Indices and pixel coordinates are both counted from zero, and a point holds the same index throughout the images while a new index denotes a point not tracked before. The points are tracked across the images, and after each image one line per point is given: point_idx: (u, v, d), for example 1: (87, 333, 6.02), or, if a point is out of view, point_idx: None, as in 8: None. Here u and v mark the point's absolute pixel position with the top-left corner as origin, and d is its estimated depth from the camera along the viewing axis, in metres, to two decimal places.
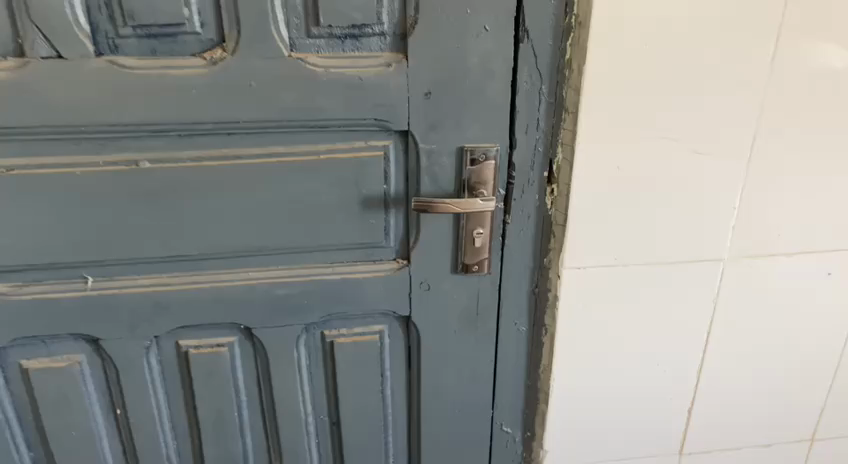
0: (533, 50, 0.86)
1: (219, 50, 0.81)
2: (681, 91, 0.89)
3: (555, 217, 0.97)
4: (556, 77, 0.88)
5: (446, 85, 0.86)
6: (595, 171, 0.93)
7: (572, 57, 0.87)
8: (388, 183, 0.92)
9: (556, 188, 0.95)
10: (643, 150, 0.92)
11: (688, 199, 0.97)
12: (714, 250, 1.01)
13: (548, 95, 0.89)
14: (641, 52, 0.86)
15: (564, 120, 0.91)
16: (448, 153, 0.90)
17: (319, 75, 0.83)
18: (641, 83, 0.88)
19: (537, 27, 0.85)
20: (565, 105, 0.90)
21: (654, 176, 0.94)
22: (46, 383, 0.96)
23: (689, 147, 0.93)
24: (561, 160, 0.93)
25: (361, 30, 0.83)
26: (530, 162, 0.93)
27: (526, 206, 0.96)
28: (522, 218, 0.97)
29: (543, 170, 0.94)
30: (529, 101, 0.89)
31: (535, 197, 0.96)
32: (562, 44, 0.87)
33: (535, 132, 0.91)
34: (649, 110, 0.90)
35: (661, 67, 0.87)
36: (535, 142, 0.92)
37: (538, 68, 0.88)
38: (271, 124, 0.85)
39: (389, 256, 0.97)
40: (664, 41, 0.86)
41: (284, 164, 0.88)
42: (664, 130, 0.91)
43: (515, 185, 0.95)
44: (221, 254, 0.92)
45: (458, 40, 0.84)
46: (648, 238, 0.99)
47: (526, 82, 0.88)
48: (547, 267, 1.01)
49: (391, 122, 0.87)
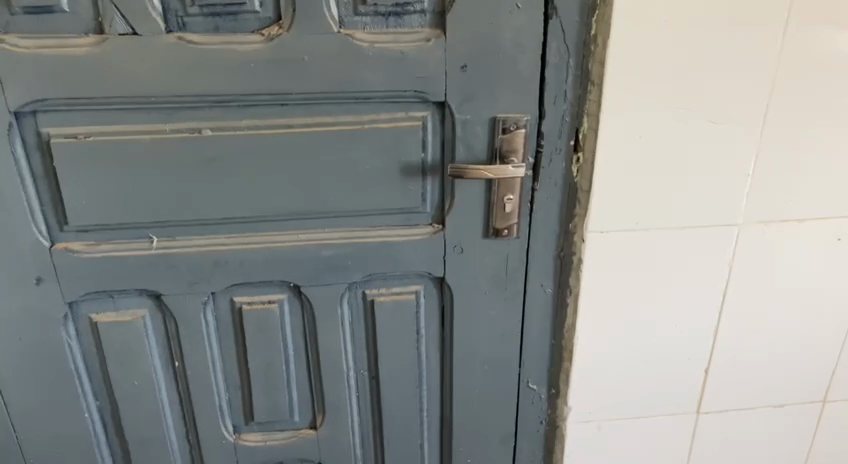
0: (562, 26, 0.94)
1: (275, 27, 0.89)
2: (699, 64, 0.96)
3: (580, 184, 1.04)
4: (583, 51, 0.95)
5: (481, 58, 0.93)
6: (619, 140, 1.00)
7: (597, 33, 0.94)
8: (426, 152, 1.00)
9: (581, 157, 1.02)
10: (663, 120, 0.99)
11: (704, 167, 1.04)
12: (729, 216, 1.08)
13: (575, 69, 0.97)
14: (661, 27, 0.93)
15: (589, 92, 0.98)
16: (482, 122, 0.98)
17: (365, 50, 0.91)
18: (662, 56, 0.95)
19: (565, 5, 0.92)
20: (590, 78, 0.97)
21: (673, 145, 1.01)
22: (113, 335, 1.05)
23: (705, 117, 1.00)
24: (587, 130, 1.00)
25: (404, 9, 0.91)
26: (558, 131, 1.00)
27: (553, 174, 1.04)
28: (550, 185, 1.05)
29: (570, 139, 1.01)
30: (557, 74, 0.97)
31: (562, 165, 1.03)
32: (588, 21, 0.94)
33: (562, 103, 0.99)
34: (668, 82, 0.97)
35: (681, 42, 0.94)
36: (562, 113, 0.99)
37: (566, 43, 0.95)
38: (321, 96, 0.93)
39: (425, 221, 1.06)
40: (683, 17, 0.92)
41: (332, 132, 0.96)
42: (682, 101, 0.98)
43: (543, 153, 1.02)
44: (273, 217, 1.01)
45: (492, 17, 0.91)
46: (667, 204, 1.06)
47: (555, 56, 0.95)
48: (572, 231, 1.08)
49: (429, 94, 0.95)
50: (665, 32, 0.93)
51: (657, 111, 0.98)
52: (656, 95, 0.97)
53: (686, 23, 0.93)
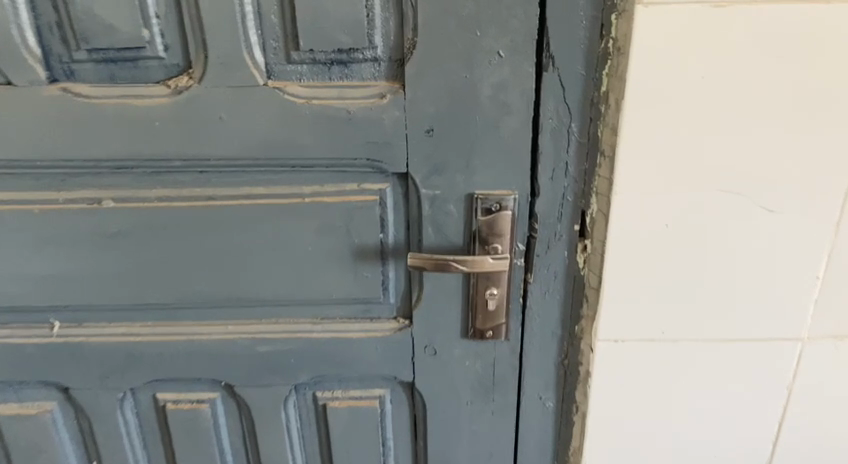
0: (561, 80, 0.70)
1: (185, 78, 0.70)
2: (748, 132, 0.71)
3: (588, 279, 0.81)
4: (589, 113, 0.72)
5: (451, 121, 0.72)
6: (637, 229, 0.76)
7: (609, 90, 0.70)
8: (384, 231, 0.78)
9: (589, 245, 0.79)
10: (697, 204, 0.75)
11: (755, 264, 0.78)
12: (789, 327, 0.82)
13: (579, 135, 0.73)
14: (694, 84, 0.68)
15: (599, 165, 0.74)
16: (456, 199, 0.76)
17: (300, 108, 0.71)
18: (695, 122, 0.70)
19: (565, 53, 0.69)
20: (600, 148, 0.73)
21: (711, 237, 0.76)
22: (15, 430, 0.89)
23: (755, 203, 0.75)
24: (595, 214, 0.77)
25: (350, 56, 0.70)
26: (557, 212, 0.78)
27: (552, 264, 0.81)
28: (548, 278, 0.81)
29: (573, 223, 0.78)
30: (555, 141, 0.74)
31: (563, 254, 0.80)
32: (596, 74, 0.70)
33: (563, 178, 0.76)
34: (706, 157, 0.72)
35: (722, 104, 0.70)
36: (563, 190, 0.76)
37: (567, 102, 0.71)
38: (247, 163, 0.74)
39: (388, 314, 0.84)
40: (726, 71, 0.68)
41: (263, 208, 0.76)
42: (726, 180, 0.73)
43: (538, 239, 0.79)
44: (197, 304, 0.82)
45: (465, 68, 0.69)
46: (703, 309, 0.81)
47: (551, 118, 0.72)
48: (579, 336, 0.84)
49: (386, 163, 0.74)
50: (701, 90, 0.69)
51: (690, 192, 0.74)
52: (688, 172, 0.73)
53: (730, 79, 0.68)
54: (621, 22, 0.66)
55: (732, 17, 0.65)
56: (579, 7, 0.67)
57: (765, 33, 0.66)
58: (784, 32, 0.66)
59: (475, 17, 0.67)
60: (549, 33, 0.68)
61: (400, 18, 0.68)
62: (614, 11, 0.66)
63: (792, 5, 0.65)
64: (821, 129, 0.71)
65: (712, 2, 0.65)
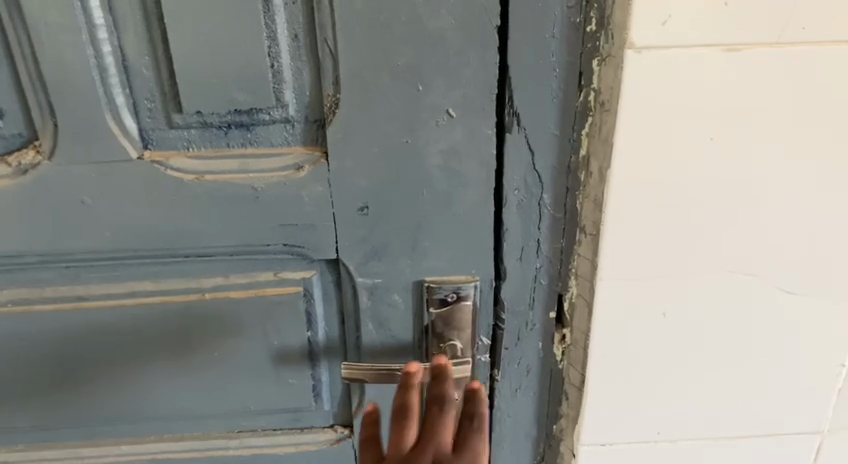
0: (528, 143, 0.55)
1: (31, 152, 0.53)
2: (766, 203, 0.56)
3: (568, 374, 0.66)
4: (566, 182, 0.57)
5: (390, 196, 0.56)
6: (627, 320, 0.61)
7: (590, 155, 0.56)
8: (312, 329, 0.62)
9: (569, 335, 0.64)
10: (701, 289, 0.60)
11: (770, 354, 0.64)
12: (807, 421, 0.68)
13: (553, 207, 0.58)
14: (699, 147, 0.53)
15: (578, 243, 0.60)
16: (402, 288, 0.60)
17: (190, 186, 0.54)
18: (700, 193, 0.55)
19: (533, 110, 0.54)
20: (580, 223, 0.59)
21: (717, 326, 0.62)
22: None
23: (773, 284, 0.60)
24: (575, 299, 0.62)
25: (253, 117, 0.53)
26: (528, 298, 0.62)
27: (524, 357, 0.66)
28: (519, 373, 0.66)
29: (548, 310, 0.63)
30: (523, 215, 0.58)
31: (537, 344, 0.65)
32: (574, 135, 0.55)
33: (534, 258, 0.60)
34: (713, 235, 0.57)
35: (733, 171, 0.55)
36: (535, 271, 0.61)
37: (537, 169, 0.56)
38: (126, 256, 0.57)
39: (322, 423, 0.68)
40: (739, 132, 0.53)
41: (152, 308, 0.59)
42: (737, 260, 0.59)
43: (506, 330, 0.64)
44: (80, 422, 0.65)
45: (406, 131, 0.53)
46: (708, 406, 0.67)
47: (518, 189, 0.57)
48: (558, 437, 0.70)
49: (308, 249, 0.58)
50: (707, 155, 0.54)
51: (692, 275, 0.59)
52: (690, 252, 0.58)
53: (744, 140, 0.53)
54: (605, 70, 0.52)
55: (748, 63, 0.50)
56: (551, 51, 0.51)
57: (790, 83, 0.51)
58: (816, 81, 0.51)
59: (415, 67, 0.51)
60: (511, 85, 0.53)
61: (317, 68, 0.51)
62: (596, 56, 0.52)
63: (827, 46, 0.50)
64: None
65: (723, 45, 0.49)
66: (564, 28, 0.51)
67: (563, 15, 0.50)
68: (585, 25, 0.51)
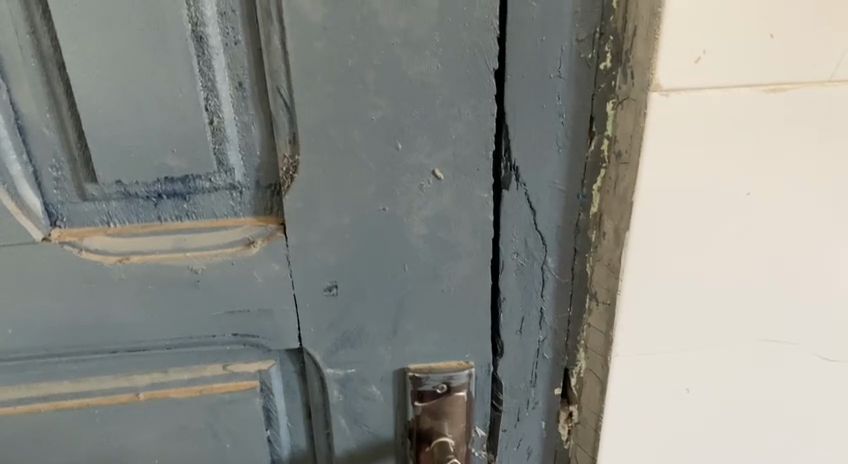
0: (529, 200, 0.45)
1: None
2: (817, 269, 0.47)
3: (575, 455, 0.55)
4: (573, 242, 0.47)
5: (364, 275, 0.45)
6: (644, 403, 0.50)
7: (602, 209, 0.45)
8: (273, 427, 0.52)
9: (576, 413, 0.54)
10: (739, 366, 0.50)
11: (809, 433, 0.53)
12: None
13: (559, 272, 0.48)
14: (733, 204, 0.43)
15: (588, 311, 0.49)
16: (381, 379, 0.50)
17: (112, 269, 0.43)
18: (736, 255, 0.45)
19: (534, 160, 0.44)
20: (590, 288, 0.49)
21: (750, 405, 0.51)
22: None
23: (811, 353, 0.50)
24: (583, 374, 0.52)
25: (189, 185, 0.42)
26: (530, 373, 0.52)
27: (525, 437, 0.55)
28: (519, 456, 0.56)
29: (553, 385, 0.53)
30: (522, 282, 0.48)
31: (540, 423, 0.54)
32: (584, 189, 0.45)
33: (536, 331, 0.50)
34: (754, 303, 0.47)
35: (771, 227, 0.44)
36: (536, 345, 0.51)
37: (538, 227, 0.46)
38: (35, 355, 0.46)
39: None
40: (789, 187, 0.43)
41: (70, 416, 0.48)
42: (772, 327, 0.48)
43: (503, 410, 0.53)
44: None
45: (382, 197, 0.43)
46: None
47: (517, 252, 0.47)
48: None
49: (264, 338, 0.47)
50: (742, 212, 0.44)
51: (718, 348, 0.49)
52: (720, 322, 0.48)
53: (793, 195, 0.43)
54: (623, 115, 0.42)
55: (793, 106, 0.41)
56: (556, 93, 0.42)
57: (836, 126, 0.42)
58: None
59: (392, 122, 0.41)
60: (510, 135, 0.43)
61: (269, 124, 0.41)
62: (612, 96, 0.42)
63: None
64: None
65: (764, 85, 0.40)
66: (573, 64, 0.41)
67: (572, 50, 0.41)
68: (598, 61, 0.41)
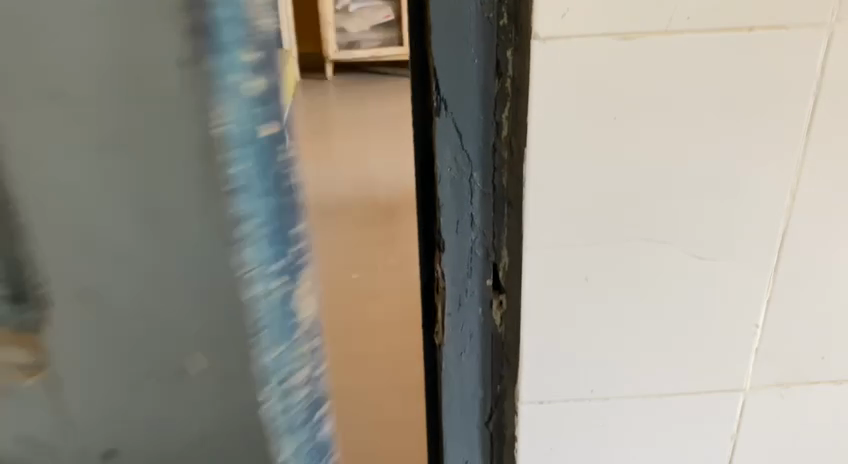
0: (457, 126, 0.47)
1: None
2: (719, 184, 0.48)
3: (508, 340, 0.54)
4: (492, 160, 0.48)
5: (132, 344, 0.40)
6: (541, 296, 0.52)
7: (514, 105, 0.46)
8: None
9: (506, 303, 0.53)
10: (650, 266, 0.51)
11: (699, 341, 0.55)
12: (777, 430, 0.59)
13: (482, 183, 0.49)
14: (602, 128, 0.46)
15: (507, 216, 0.50)
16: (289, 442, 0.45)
17: None
18: (634, 157, 0.47)
19: (455, 85, 0.46)
20: (507, 196, 0.49)
21: (639, 305, 0.53)
22: None
23: (683, 250, 0.51)
24: (509, 268, 0.51)
25: None
26: (466, 266, 0.52)
27: (466, 323, 0.55)
28: (462, 339, 0.55)
29: (486, 278, 0.53)
30: (454, 191, 0.49)
31: (478, 311, 0.54)
32: (497, 114, 0.47)
33: (468, 233, 0.51)
34: (658, 200, 0.49)
35: (645, 140, 0.46)
36: (469, 243, 0.51)
37: (461, 138, 0.48)
38: None
39: None
40: (680, 100, 0.45)
41: None
42: (673, 228, 0.50)
43: (445, 294, 0.54)
44: None
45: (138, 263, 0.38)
46: (668, 426, 0.58)
47: (447, 167, 0.49)
48: (504, 422, 0.58)
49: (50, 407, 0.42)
50: (619, 136, 0.46)
51: (602, 251, 0.50)
52: (609, 227, 0.50)
53: (683, 124, 0.46)
54: (519, 61, 0.44)
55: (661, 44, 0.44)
56: (467, 43, 0.45)
57: (689, 71, 0.45)
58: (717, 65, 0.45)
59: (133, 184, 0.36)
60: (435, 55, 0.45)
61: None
62: (510, 45, 0.44)
63: (718, 33, 0.44)
64: (826, 204, 0.50)
65: (634, 30, 0.43)
66: (480, 24, 0.44)
67: (477, 12, 0.44)
68: (497, 20, 0.44)
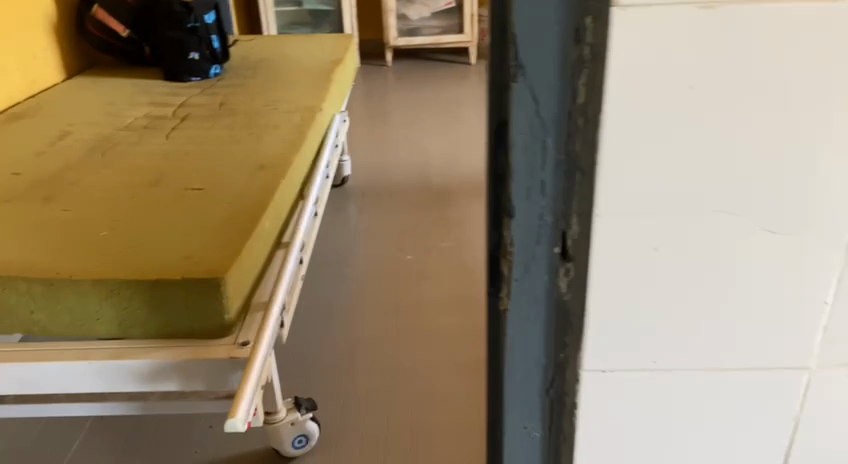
0: (534, 94, 0.48)
1: None
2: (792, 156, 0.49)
3: (573, 307, 0.56)
4: (566, 127, 0.49)
5: None
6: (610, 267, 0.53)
7: (592, 73, 0.47)
8: None
9: (572, 270, 0.54)
10: (720, 237, 0.52)
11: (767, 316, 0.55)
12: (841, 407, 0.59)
13: (556, 150, 0.50)
14: (677, 98, 0.47)
15: (579, 184, 0.51)
16: None
17: None
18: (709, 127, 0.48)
19: (533, 53, 0.47)
20: (580, 164, 0.50)
21: (707, 277, 0.53)
22: None
23: (751, 222, 0.51)
24: (578, 236, 0.53)
25: None
26: (535, 234, 0.53)
27: (531, 290, 0.56)
28: (527, 305, 0.57)
29: (554, 245, 0.54)
30: (528, 158, 0.51)
31: (544, 278, 0.55)
32: (573, 81, 0.48)
33: (539, 199, 0.52)
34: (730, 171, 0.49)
35: (719, 111, 0.47)
36: (539, 210, 0.53)
37: (537, 106, 0.49)
38: None
39: None
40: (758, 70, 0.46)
41: None
42: (744, 199, 0.50)
43: (512, 260, 0.55)
44: None
45: None
46: (730, 398, 0.59)
47: (522, 134, 0.50)
48: (565, 386, 0.60)
49: None
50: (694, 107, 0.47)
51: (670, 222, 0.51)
52: (680, 197, 0.50)
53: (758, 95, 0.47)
54: (598, 28, 0.45)
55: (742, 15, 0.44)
56: (547, 10, 0.46)
57: (768, 41, 0.45)
58: (800, 36, 0.45)
59: None
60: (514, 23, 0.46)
61: None
62: (591, 13, 0.45)
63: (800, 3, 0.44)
64: None
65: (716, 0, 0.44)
66: None
67: None
68: None
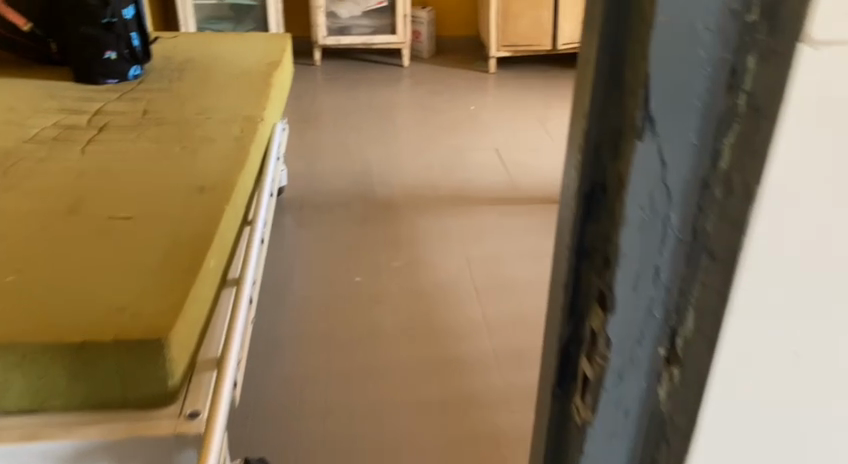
0: (662, 155, 0.35)
1: None
2: None
3: (673, 424, 0.43)
4: (698, 200, 0.37)
5: None
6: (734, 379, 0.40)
7: (746, 131, 0.34)
8: None
9: (679, 378, 0.41)
10: None
11: None
12: None
13: (680, 229, 0.38)
14: None
15: (704, 272, 0.38)
16: None
17: None
18: None
19: (669, 101, 0.34)
20: (710, 247, 0.37)
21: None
22: None
23: None
24: (692, 338, 0.40)
25: None
26: (637, 332, 0.40)
27: (623, 399, 0.43)
28: (614, 418, 0.44)
29: (659, 344, 0.41)
30: (642, 237, 0.38)
31: (641, 384, 0.43)
32: (717, 141, 0.35)
33: (648, 289, 0.39)
34: None
35: None
36: (647, 303, 0.40)
37: (664, 170, 0.36)
38: None
39: None
40: None
41: None
42: None
43: (603, 366, 0.42)
44: None
45: None
46: None
47: (639, 206, 0.37)
48: None
49: None
50: None
51: (817, 325, 0.38)
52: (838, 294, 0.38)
53: None
54: (768, 71, 0.33)
55: None
56: (698, 44, 0.33)
57: None
58: None
59: None
60: (648, 59, 0.33)
61: None
62: (756, 50, 0.33)
63: None
64: None
65: None
66: (720, 18, 0.32)
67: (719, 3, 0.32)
68: (745, 14, 0.32)
